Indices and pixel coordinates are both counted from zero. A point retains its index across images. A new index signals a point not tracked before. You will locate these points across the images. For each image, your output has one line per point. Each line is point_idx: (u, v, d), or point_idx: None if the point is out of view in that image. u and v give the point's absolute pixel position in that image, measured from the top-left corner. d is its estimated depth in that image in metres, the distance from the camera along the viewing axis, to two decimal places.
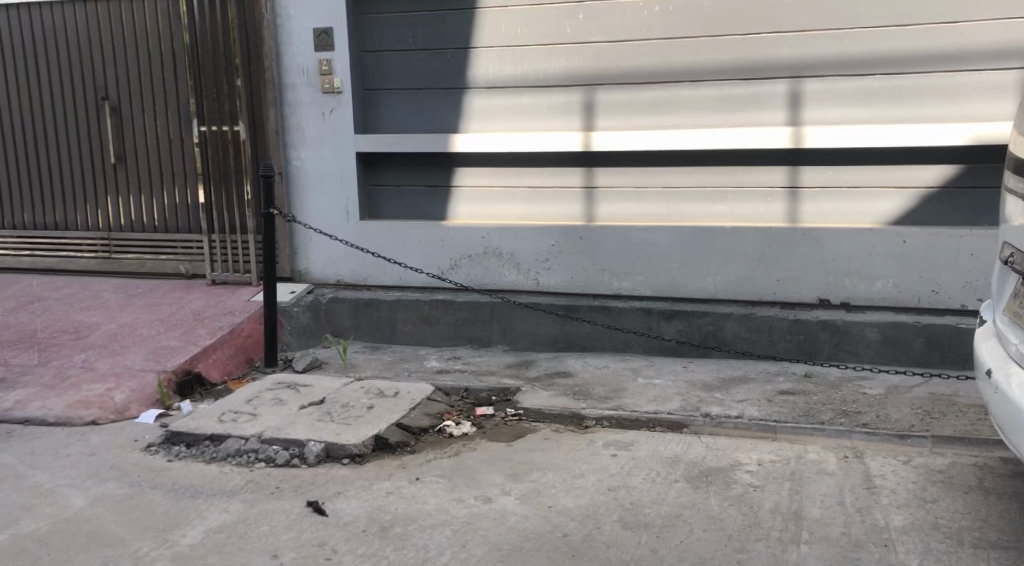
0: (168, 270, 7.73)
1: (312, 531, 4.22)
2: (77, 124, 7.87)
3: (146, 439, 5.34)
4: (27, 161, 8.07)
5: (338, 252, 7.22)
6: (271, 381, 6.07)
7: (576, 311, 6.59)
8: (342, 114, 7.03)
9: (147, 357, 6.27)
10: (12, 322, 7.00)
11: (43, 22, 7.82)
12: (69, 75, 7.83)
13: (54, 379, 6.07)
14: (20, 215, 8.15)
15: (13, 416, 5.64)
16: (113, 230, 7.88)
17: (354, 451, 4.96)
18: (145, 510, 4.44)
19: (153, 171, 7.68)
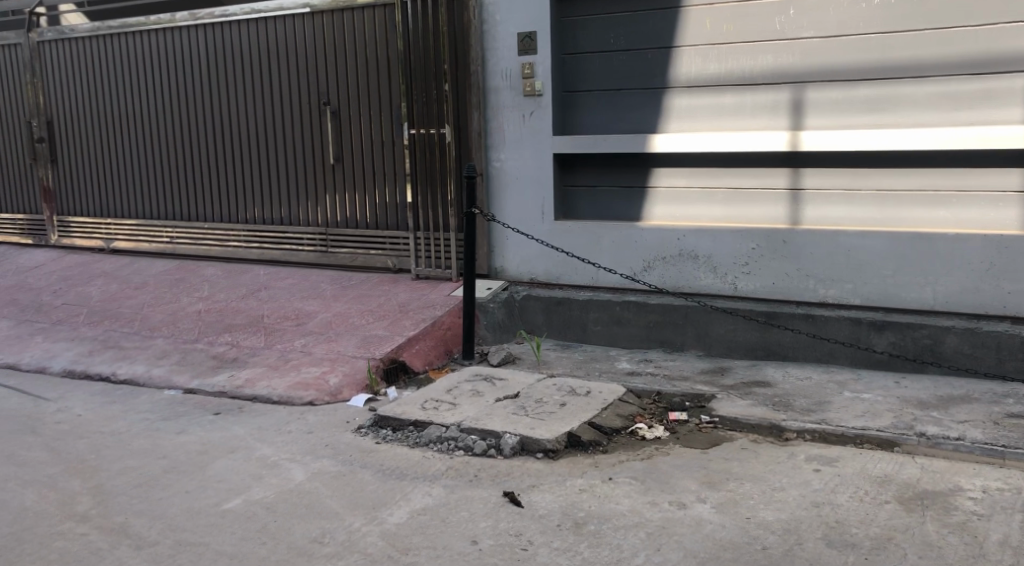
0: (377, 264, 8.14)
1: (510, 521, 4.33)
2: (302, 126, 8.43)
3: (356, 421, 5.66)
4: (258, 161, 8.74)
5: (535, 251, 7.35)
6: (470, 372, 6.27)
7: (777, 317, 6.36)
8: (542, 117, 7.15)
9: (358, 344, 6.64)
10: (242, 307, 7.61)
11: (274, 35, 8.43)
12: (295, 82, 8.40)
13: (278, 361, 6.56)
14: (251, 211, 8.85)
15: (243, 393, 6.14)
16: (330, 225, 8.40)
17: (548, 446, 5.03)
18: (356, 488, 4.72)
19: (366, 171, 8.11)
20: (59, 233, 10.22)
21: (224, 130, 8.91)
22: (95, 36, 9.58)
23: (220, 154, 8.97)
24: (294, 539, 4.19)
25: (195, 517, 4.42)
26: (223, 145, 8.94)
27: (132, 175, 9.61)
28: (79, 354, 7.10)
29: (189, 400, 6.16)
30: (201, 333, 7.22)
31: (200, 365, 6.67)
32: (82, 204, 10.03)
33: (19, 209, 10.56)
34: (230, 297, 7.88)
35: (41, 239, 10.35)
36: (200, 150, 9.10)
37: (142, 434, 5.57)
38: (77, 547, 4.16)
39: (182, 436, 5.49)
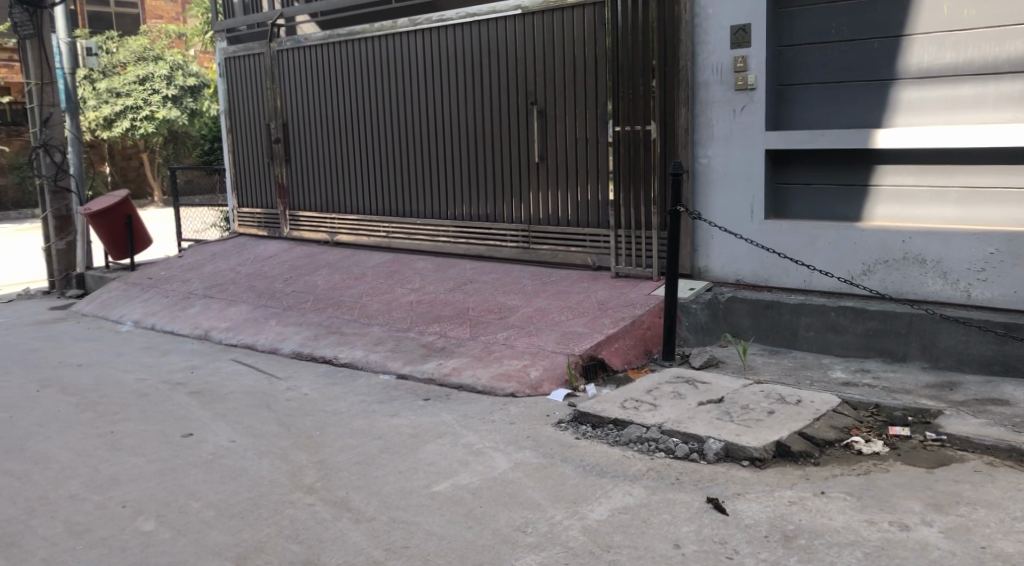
0: (577, 261, 8.10)
1: (714, 527, 4.18)
2: (510, 127, 8.56)
3: (557, 415, 5.67)
4: (468, 159, 8.97)
5: (743, 251, 7.11)
6: (671, 373, 6.13)
7: (1018, 329, 5.77)
8: (754, 112, 6.88)
9: (558, 339, 6.64)
10: (449, 300, 7.82)
11: (487, 37, 8.62)
12: (506, 83, 8.55)
13: (482, 352, 6.69)
14: (460, 208, 9.10)
15: (450, 382, 6.33)
16: (532, 222, 8.46)
17: (754, 454, 4.82)
18: (558, 481, 4.72)
19: (571, 169, 8.10)
20: (290, 227, 10.97)
21: (437, 130, 9.22)
22: (326, 44, 10.21)
23: (434, 154, 9.28)
24: (499, 526, 4.25)
25: (408, 497, 4.57)
26: (436, 145, 9.25)
27: (355, 172, 10.15)
28: (305, 339, 7.58)
29: (401, 386, 6.41)
30: (412, 322, 7.48)
31: (411, 352, 6.92)
32: (310, 200, 10.71)
33: (257, 204, 11.45)
34: (439, 289, 8.13)
35: (274, 231, 11.19)
36: (416, 149, 9.46)
37: (359, 415, 5.85)
38: (304, 516, 4.41)
39: (394, 419, 5.71)
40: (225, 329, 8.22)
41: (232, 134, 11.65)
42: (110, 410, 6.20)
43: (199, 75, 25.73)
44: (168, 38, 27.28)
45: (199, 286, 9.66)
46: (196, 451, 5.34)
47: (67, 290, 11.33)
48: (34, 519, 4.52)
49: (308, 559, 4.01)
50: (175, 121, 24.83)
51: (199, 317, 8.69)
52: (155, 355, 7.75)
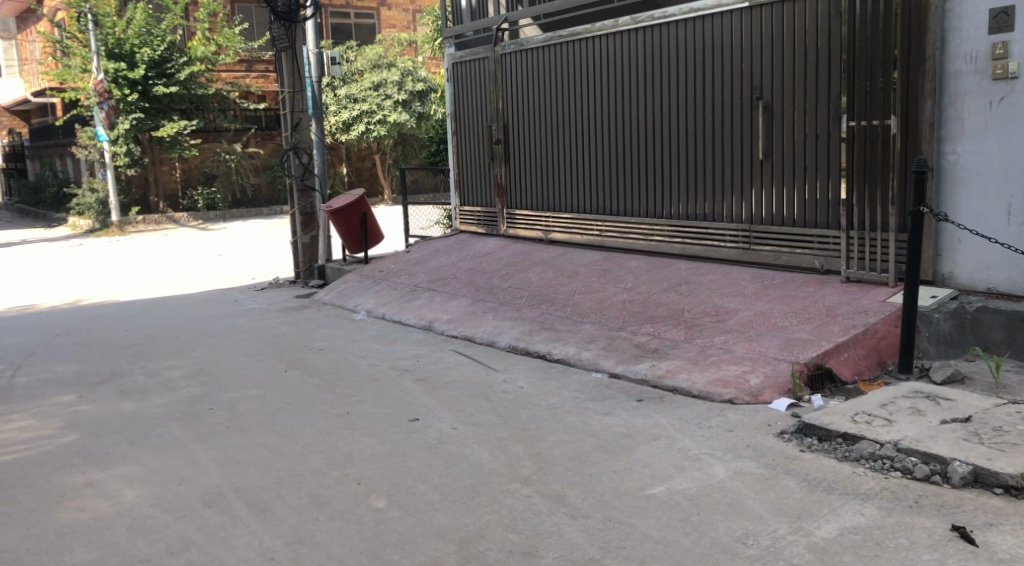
0: (803, 264, 7.66)
1: (960, 558, 3.80)
2: (733, 123, 8.27)
3: (779, 426, 5.38)
4: (687, 156, 8.74)
5: (996, 256, 6.49)
6: (909, 388, 5.64)
7: None
8: (1014, 103, 6.28)
9: (781, 345, 6.29)
10: (664, 300, 7.63)
11: (712, 32, 8.36)
12: (730, 78, 8.25)
13: (699, 355, 6.48)
14: (677, 207, 8.90)
15: (665, 384, 6.19)
16: (754, 222, 8.13)
17: (1010, 482, 4.34)
18: (781, 494, 4.46)
19: (798, 166, 7.70)
20: (507, 224, 11.19)
21: (655, 128, 9.07)
22: (548, 45, 10.31)
23: (651, 152, 9.13)
24: (718, 535, 4.07)
25: (623, 497, 4.49)
26: (654, 142, 9.10)
27: (572, 171, 10.17)
28: (521, 334, 7.68)
29: (614, 385, 6.34)
30: (626, 322, 7.38)
31: (625, 352, 6.83)
32: (527, 199, 10.87)
33: (477, 202, 11.77)
34: (654, 288, 7.96)
35: (493, 229, 11.45)
36: (633, 147, 9.34)
37: (573, 411, 5.82)
38: (522, 507, 4.43)
39: (609, 418, 5.64)
40: (446, 322, 8.51)
41: (456, 136, 12.04)
42: (345, 392, 6.56)
43: (427, 79, 26.74)
44: (400, 45, 28.60)
45: (424, 279, 10.05)
46: (421, 435, 5.52)
47: (310, 280, 12.17)
48: (283, 488, 4.84)
49: (526, 550, 4.02)
50: (404, 125, 26.10)
51: (424, 309, 9.04)
52: (385, 343, 8.13)
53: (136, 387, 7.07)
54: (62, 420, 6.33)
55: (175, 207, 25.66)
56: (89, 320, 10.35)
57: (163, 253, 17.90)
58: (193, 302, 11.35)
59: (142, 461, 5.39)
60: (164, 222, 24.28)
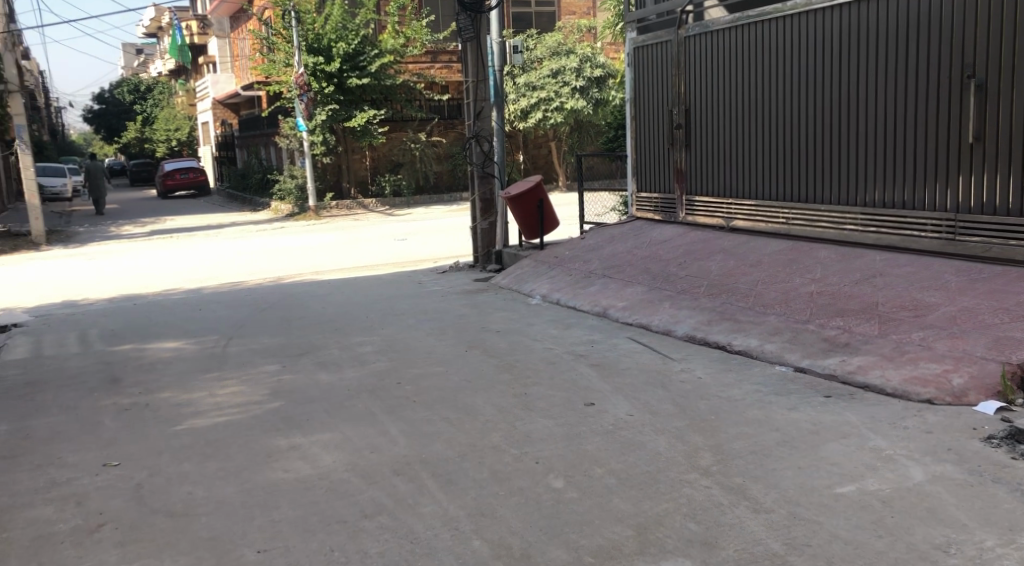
0: (1017, 257, 7.08)
1: None
2: (939, 104, 7.72)
3: (986, 430, 4.97)
4: (886, 139, 8.24)
5: None
6: None
7: None
8: None
9: (990, 344, 5.80)
10: (854, 291, 7.23)
11: (919, 6, 7.82)
12: (937, 54, 7.70)
13: (894, 351, 6.09)
14: (872, 193, 8.42)
15: (855, 381, 5.88)
16: (960, 210, 7.57)
17: None
18: (989, 503, 4.12)
19: (1015, 150, 7.10)
20: (687, 211, 10.96)
21: (849, 110, 8.60)
22: (735, 27, 9.99)
23: (845, 135, 8.67)
24: (916, 541, 3.81)
25: (809, 494, 4.29)
26: (848, 125, 8.63)
27: (757, 157, 9.82)
28: (700, 323, 7.50)
29: (799, 380, 6.08)
30: (813, 314, 7.04)
31: (811, 345, 6.53)
32: (708, 185, 10.60)
33: (656, 189, 11.59)
34: (843, 279, 7.55)
35: (671, 216, 11.24)
36: (825, 130, 8.90)
37: (755, 404, 5.62)
38: (701, 497, 4.32)
39: (794, 413, 5.41)
40: (622, 308, 8.43)
41: (635, 121, 11.88)
42: (523, 374, 6.62)
43: (605, 65, 26.52)
44: (579, 32, 28.59)
45: (600, 265, 10.00)
46: (598, 420, 5.49)
47: (487, 265, 12.40)
48: (467, 462, 4.95)
49: (707, 540, 3.92)
50: (582, 111, 26.03)
51: (601, 295, 9.00)
52: (561, 328, 8.15)
53: (332, 360, 7.44)
54: (269, 387, 6.75)
55: (365, 194, 26.81)
56: (290, 297, 11.00)
57: (354, 236, 18.75)
58: (381, 282, 11.82)
59: (337, 429, 5.65)
60: (355, 207, 25.43)
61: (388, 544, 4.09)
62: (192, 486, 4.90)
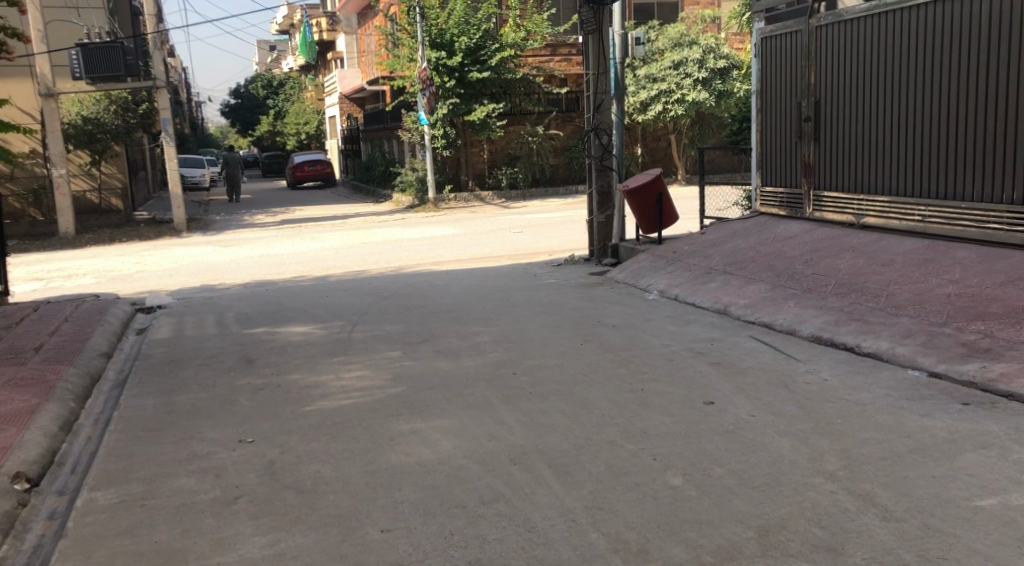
0: None
1: None
2: None
3: None
4: None
5: None
6: None
7: None
8: None
9: None
10: (996, 294, 6.84)
11: None
12: None
13: None
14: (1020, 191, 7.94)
15: (997, 389, 5.57)
16: None
17: None
18: None
19: None
20: (813, 207, 10.63)
21: (994, 101, 8.14)
22: (871, 15, 9.59)
23: (990, 129, 8.20)
24: None
25: (944, 505, 4.08)
26: (994, 118, 8.16)
27: (892, 151, 9.41)
28: (826, 323, 7.26)
29: (934, 386, 5.80)
30: (950, 317, 6.70)
31: (948, 350, 6.22)
32: (836, 179, 10.24)
33: (781, 183, 11.27)
34: (984, 280, 7.16)
35: (797, 212, 10.92)
36: (967, 123, 8.44)
37: (885, 409, 5.40)
38: (828, 502, 4.18)
39: (928, 420, 5.17)
40: (744, 306, 8.24)
41: (761, 114, 11.60)
42: (641, 369, 6.56)
43: (729, 56, 25.97)
44: (704, 23, 28.08)
45: (720, 261, 9.81)
46: (718, 419, 5.38)
47: (603, 258, 12.34)
48: (585, 454, 4.94)
49: (833, 547, 3.79)
50: (704, 103, 25.57)
51: (721, 292, 8.82)
52: (680, 324, 8.03)
53: (450, 348, 7.56)
54: (391, 372, 6.91)
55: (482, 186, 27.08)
56: (411, 286, 11.23)
57: (469, 228, 19.00)
58: (499, 274, 11.92)
59: (456, 416, 5.73)
60: (472, 200, 25.74)
61: (506, 531, 4.12)
62: (318, 465, 5.06)
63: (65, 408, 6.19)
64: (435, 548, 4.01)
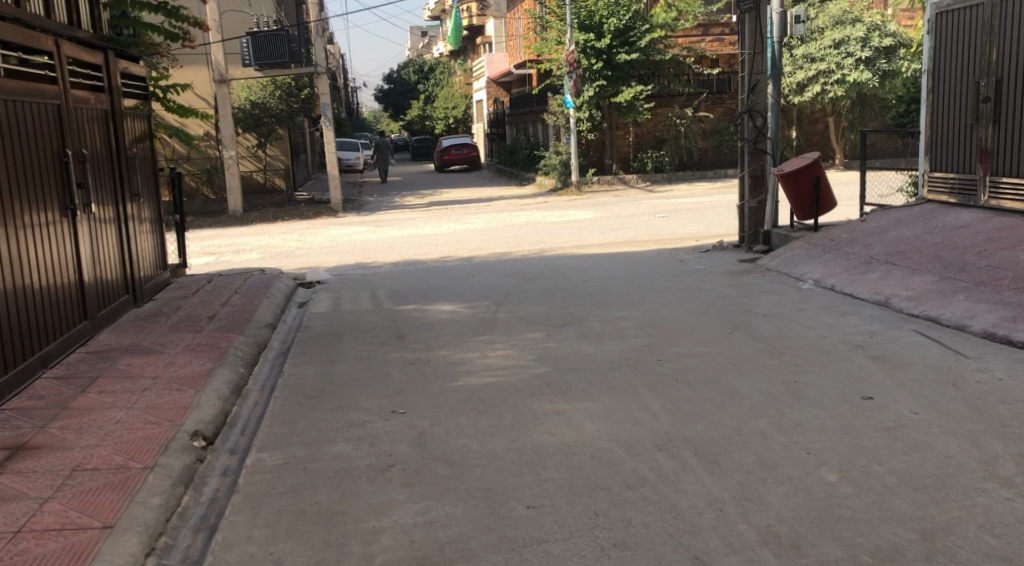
0: None
1: None
2: None
3: None
4: None
5: None
6: None
7: None
8: None
9: None
10: None
11: None
12: None
13: None
14: None
15: None
16: None
17: None
18: None
19: None
20: (989, 195, 9.97)
21: None
22: None
23: None
24: None
25: None
26: None
27: None
28: (1000, 320, 6.82)
29: None
30: None
31: None
32: (1016, 165, 9.57)
33: (954, 169, 10.62)
34: None
35: (970, 200, 10.28)
36: None
37: None
38: (999, 509, 3.94)
39: None
40: (907, 299, 7.85)
41: (934, 95, 10.96)
42: (794, 361, 6.36)
43: (896, 34, 24.66)
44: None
45: (881, 251, 9.37)
46: (878, 415, 5.16)
47: (754, 245, 12.02)
48: (734, 444, 4.84)
49: (1005, 556, 3.58)
50: (866, 84, 24.41)
51: (881, 283, 8.43)
52: (836, 315, 7.74)
53: (595, 332, 7.56)
54: (536, 353, 6.97)
55: (627, 169, 26.81)
56: (556, 269, 11.28)
57: (612, 212, 18.90)
58: (644, 258, 11.82)
59: (603, 399, 5.74)
60: (615, 183, 25.58)
61: (652, 516, 4.10)
62: (467, 439, 5.18)
63: (235, 373, 6.59)
64: (581, 527, 4.04)
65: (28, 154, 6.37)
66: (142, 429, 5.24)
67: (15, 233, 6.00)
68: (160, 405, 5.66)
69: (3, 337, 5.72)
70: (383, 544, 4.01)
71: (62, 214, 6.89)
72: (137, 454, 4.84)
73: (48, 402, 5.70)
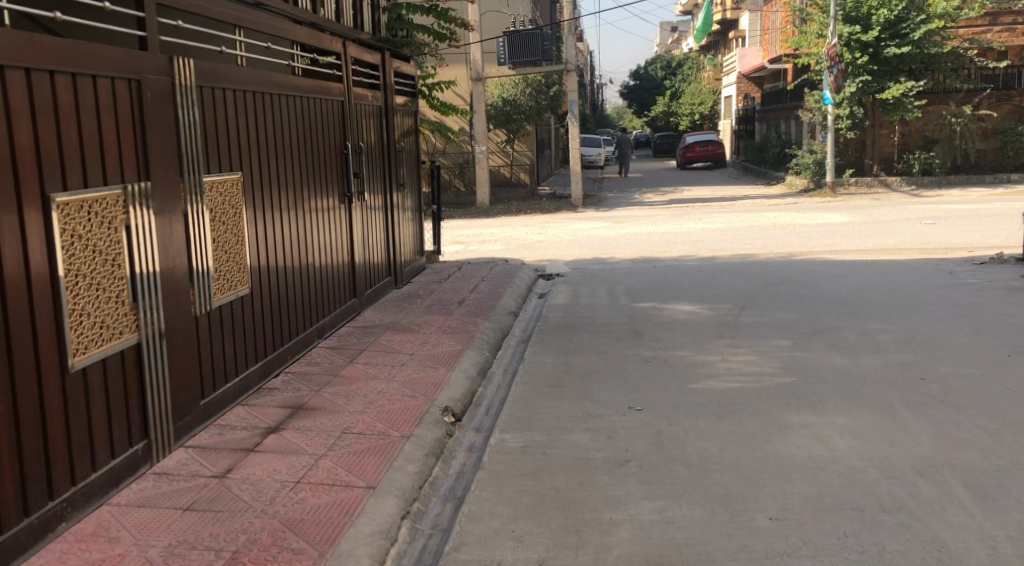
0: None
1: None
2: None
3: None
4: None
5: None
6: None
7: None
8: None
9: None
10: None
11: None
12: None
13: None
14: None
15: None
16: None
17: None
18: None
19: None
20: None
21: None
22: None
23: None
24: None
25: None
26: None
27: None
28: None
29: None
30: None
31: None
32: None
33: None
34: None
35: None
36: None
37: None
38: None
39: None
40: None
41: None
42: None
43: None
44: None
45: None
46: None
47: None
48: (1007, 479, 4.44)
49: None
50: None
51: None
52: None
53: (848, 343, 7.19)
54: (782, 361, 6.74)
55: (890, 171, 25.36)
56: (804, 273, 10.83)
57: (871, 216, 17.79)
58: (905, 268, 11.06)
59: (856, 415, 5.46)
60: (875, 185, 24.07)
61: (910, 544, 3.85)
62: (707, 443, 5.11)
63: (482, 356, 6.89)
64: (829, 547, 3.87)
65: (314, 145, 7.00)
66: (401, 400, 5.61)
67: (301, 217, 6.61)
68: (416, 380, 6.05)
69: (289, 309, 6.34)
70: (620, 536, 4.05)
71: (340, 200, 7.52)
72: (396, 424, 5.19)
73: (321, 369, 6.25)
